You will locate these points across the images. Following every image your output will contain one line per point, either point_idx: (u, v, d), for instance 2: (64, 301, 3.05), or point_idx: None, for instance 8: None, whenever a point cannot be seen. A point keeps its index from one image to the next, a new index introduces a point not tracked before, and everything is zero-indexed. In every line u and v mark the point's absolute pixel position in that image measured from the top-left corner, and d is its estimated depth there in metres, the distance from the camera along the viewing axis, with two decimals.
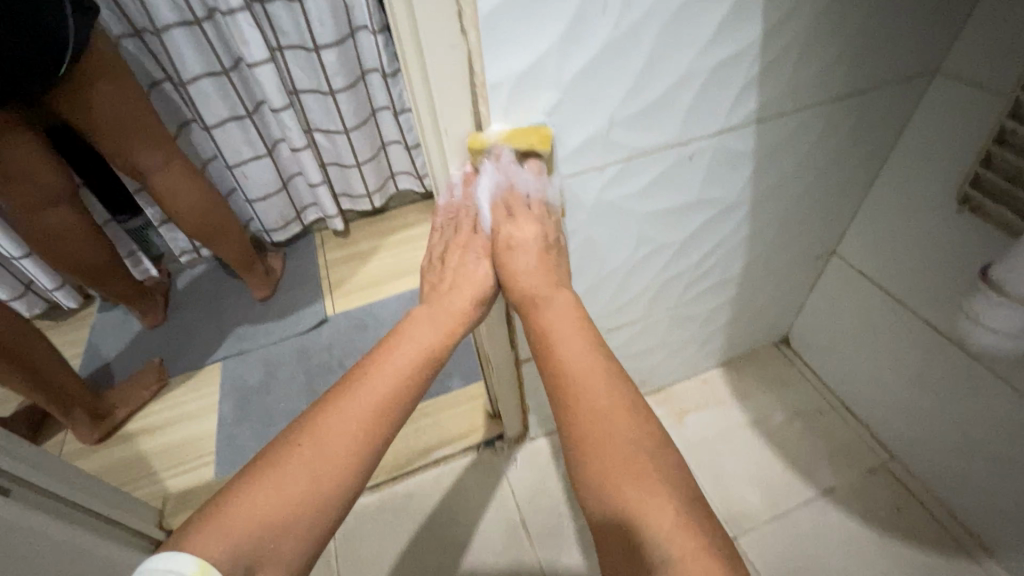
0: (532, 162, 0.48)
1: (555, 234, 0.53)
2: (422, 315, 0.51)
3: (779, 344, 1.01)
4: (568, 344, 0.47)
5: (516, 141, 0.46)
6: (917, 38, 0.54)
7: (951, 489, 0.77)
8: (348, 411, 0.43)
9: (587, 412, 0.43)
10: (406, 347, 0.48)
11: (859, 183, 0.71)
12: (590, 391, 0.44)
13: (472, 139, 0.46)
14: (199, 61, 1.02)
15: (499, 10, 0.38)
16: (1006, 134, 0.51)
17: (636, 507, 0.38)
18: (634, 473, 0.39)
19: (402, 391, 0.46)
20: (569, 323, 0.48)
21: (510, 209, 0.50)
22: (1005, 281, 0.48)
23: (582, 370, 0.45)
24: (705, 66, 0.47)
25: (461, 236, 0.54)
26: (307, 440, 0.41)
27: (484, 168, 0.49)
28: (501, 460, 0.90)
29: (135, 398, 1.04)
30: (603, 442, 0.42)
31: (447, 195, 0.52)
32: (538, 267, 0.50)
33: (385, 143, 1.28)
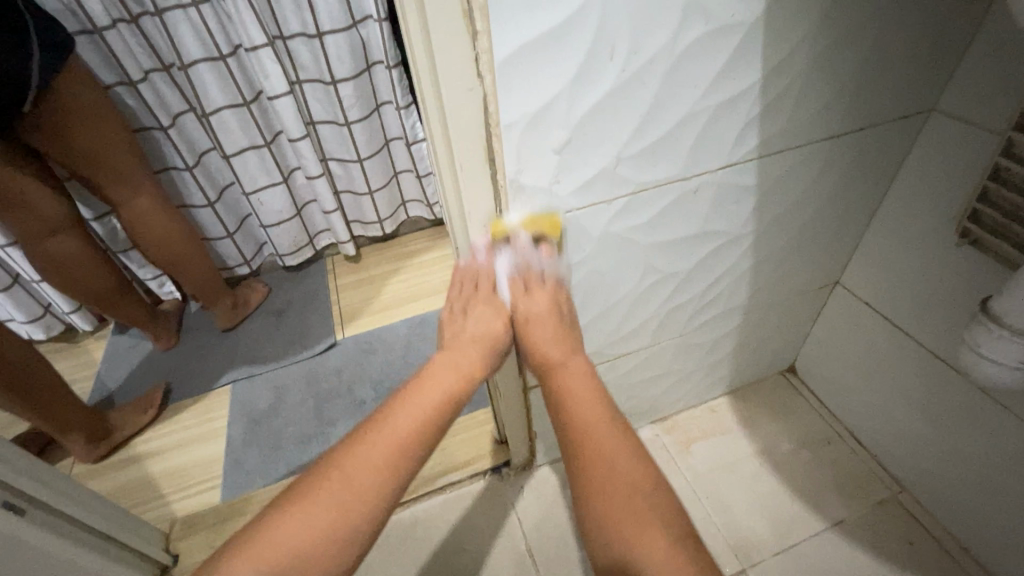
0: (545, 246, 0.54)
1: (568, 306, 0.57)
2: (443, 360, 0.52)
3: (785, 373, 1.01)
4: (586, 405, 0.49)
5: (531, 226, 0.52)
6: (912, 79, 0.56)
7: (963, 523, 0.75)
8: (372, 449, 0.44)
9: (604, 470, 0.46)
10: (428, 391, 0.49)
11: (860, 216, 0.72)
12: (608, 449, 0.47)
13: (495, 224, 0.52)
14: (222, 95, 1.06)
15: (515, 57, 0.41)
16: (1001, 171, 0.52)
17: (653, 558, 0.40)
18: (646, 526, 0.42)
19: (426, 432, 0.47)
20: (585, 389, 0.51)
21: (527, 284, 0.54)
22: (1005, 313, 0.49)
23: (596, 430, 0.48)
24: (708, 107, 0.50)
25: (478, 293, 0.56)
26: (333, 478, 0.43)
27: (506, 246, 0.54)
28: (507, 488, 0.89)
29: (134, 418, 1.05)
30: (619, 494, 0.44)
31: (468, 258, 0.56)
32: (554, 337, 0.53)
33: (396, 172, 1.32)
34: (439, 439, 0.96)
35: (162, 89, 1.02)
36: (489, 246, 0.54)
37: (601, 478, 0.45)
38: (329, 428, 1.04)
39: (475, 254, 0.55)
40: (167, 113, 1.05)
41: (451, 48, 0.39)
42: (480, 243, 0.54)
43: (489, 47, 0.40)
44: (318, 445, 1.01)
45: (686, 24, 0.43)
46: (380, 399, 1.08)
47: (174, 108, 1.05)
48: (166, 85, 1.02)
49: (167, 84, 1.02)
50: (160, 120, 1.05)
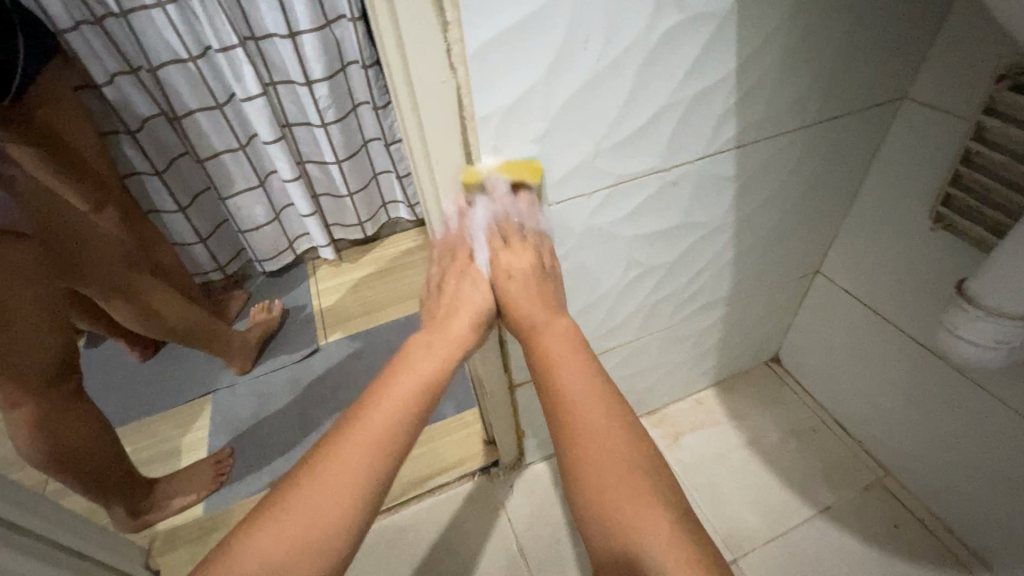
0: (523, 193, 0.50)
1: (547, 264, 0.53)
2: (421, 344, 0.50)
3: (770, 363, 1.02)
4: (565, 369, 0.47)
5: (507, 172, 0.48)
6: (884, 68, 0.57)
7: (946, 504, 0.77)
8: (348, 445, 0.42)
9: (589, 436, 0.43)
10: (405, 376, 0.47)
11: (839, 205, 0.73)
12: (589, 411, 0.44)
13: (467, 173, 0.48)
14: (193, 97, 1.04)
15: (488, 46, 0.40)
16: (972, 155, 0.53)
17: (645, 533, 0.38)
18: (631, 490, 0.41)
19: (405, 423, 0.44)
20: (567, 352, 0.48)
21: (505, 237, 0.52)
22: (980, 294, 0.50)
23: (580, 394, 0.45)
24: (685, 97, 0.50)
25: (458, 259, 0.55)
26: (308, 477, 0.41)
27: (479, 198, 0.50)
28: (497, 488, 0.89)
29: (187, 493, 0.91)
30: (601, 459, 0.42)
31: (443, 225, 0.53)
32: (532, 300, 0.51)
33: (376, 173, 1.31)
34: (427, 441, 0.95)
35: (130, 92, 1.00)
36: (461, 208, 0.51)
37: (582, 441, 0.43)
38: (315, 435, 1.02)
39: (448, 218, 0.52)
40: (134, 117, 1.02)
41: (421, 39, 0.39)
42: (450, 205, 0.51)
43: (461, 38, 0.39)
44: (303, 452, 0.99)
45: (659, 12, 0.43)
46: None
47: (143, 113, 1.03)
48: (134, 88, 1.00)
49: (135, 88, 1.00)
50: (127, 124, 1.02)
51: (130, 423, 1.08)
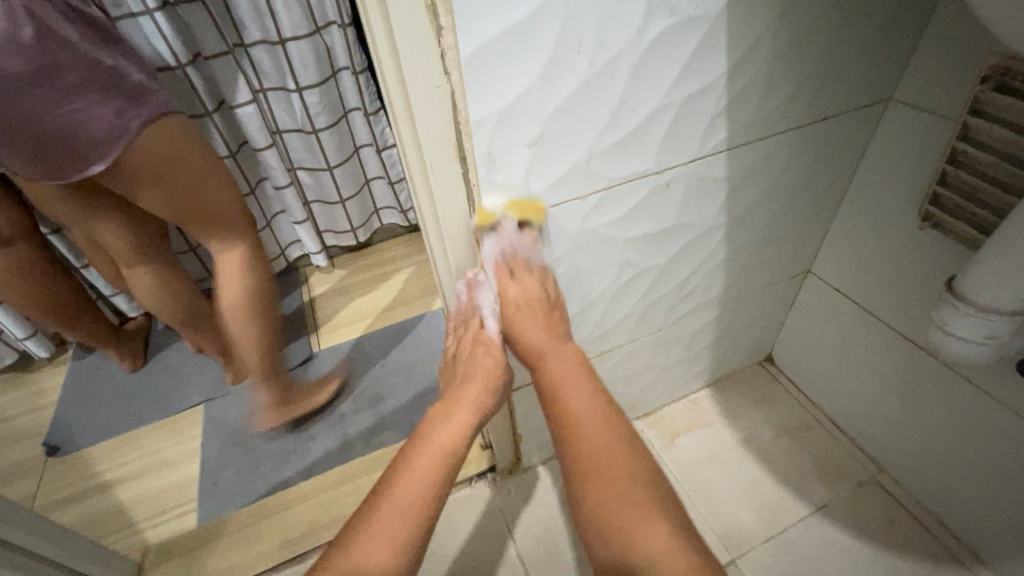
0: (529, 231, 0.53)
1: (552, 295, 0.55)
2: (439, 411, 0.52)
3: (763, 363, 1.03)
4: (571, 399, 0.49)
5: (514, 210, 0.51)
6: (870, 70, 0.58)
7: (939, 499, 0.78)
8: (376, 527, 0.43)
9: (592, 455, 0.46)
10: (429, 446, 0.48)
11: (828, 205, 0.74)
12: (596, 436, 0.46)
13: (479, 214, 0.51)
14: (183, 106, 1.03)
15: (482, 52, 0.40)
16: (958, 154, 0.54)
17: (647, 543, 0.40)
18: (636, 508, 0.42)
19: (430, 493, 0.45)
20: (574, 382, 0.50)
21: (512, 270, 0.54)
22: (969, 291, 0.50)
23: (582, 413, 0.48)
24: (676, 99, 0.50)
25: (471, 326, 0.58)
26: (337, 566, 0.41)
27: (490, 234, 0.53)
28: (495, 493, 0.88)
29: (317, 394, 1.05)
30: (607, 481, 0.44)
31: (456, 299, 0.59)
32: (540, 326, 0.53)
33: (367, 179, 1.30)
34: None
35: None
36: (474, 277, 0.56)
37: (589, 465, 0.45)
38: (309, 443, 1.01)
39: (462, 292, 0.58)
40: None
41: (416, 46, 0.39)
42: (463, 286, 0.57)
43: (455, 44, 0.39)
44: (298, 461, 0.98)
45: (650, 17, 0.43)
46: (361, 409, 1.06)
47: None
48: None
49: None
50: None
51: (119, 435, 1.06)
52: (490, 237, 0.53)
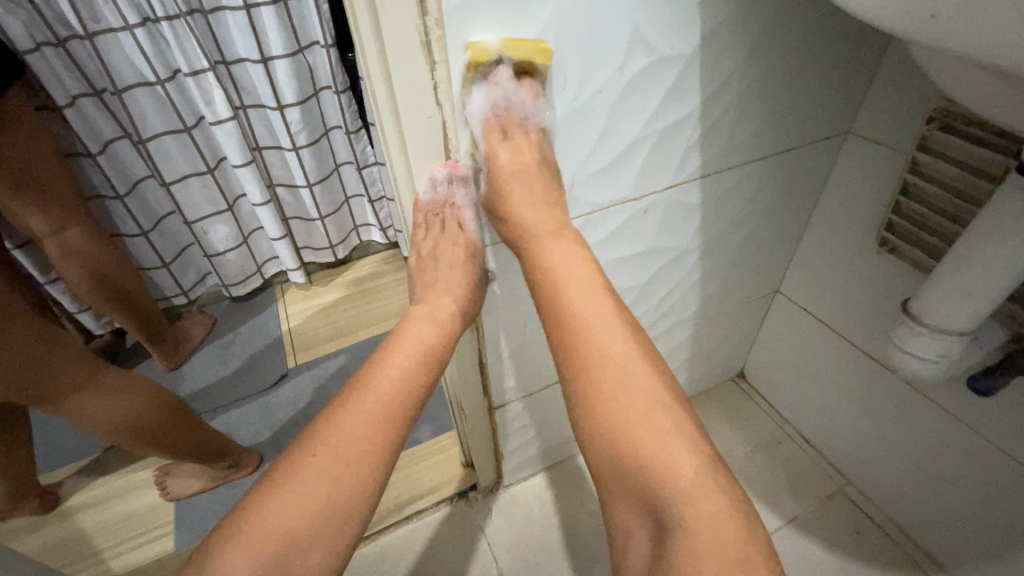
0: (529, 82, 0.44)
1: (545, 161, 0.48)
2: (421, 313, 0.51)
3: (736, 378, 1.06)
4: (576, 294, 0.44)
5: (516, 51, 0.41)
6: (828, 110, 0.63)
7: (901, 509, 0.81)
8: (358, 411, 0.43)
9: (606, 362, 0.42)
10: (410, 344, 0.48)
11: (794, 230, 0.78)
12: (603, 337, 0.43)
13: (474, 50, 0.40)
14: (160, 121, 1.03)
15: (473, 84, 0.42)
16: (909, 187, 0.59)
17: (668, 468, 0.38)
18: (656, 432, 0.39)
19: (411, 386, 0.45)
20: (577, 285, 0.45)
21: (504, 129, 0.47)
22: (923, 312, 0.54)
23: (587, 316, 0.43)
24: (654, 132, 0.53)
25: (447, 238, 0.53)
26: (321, 448, 0.41)
27: (490, 75, 0.43)
28: (476, 513, 0.88)
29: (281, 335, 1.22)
30: (623, 398, 0.40)
31: (428, 194, 0.50)
32: (533, 201, 0.48)
33: (347, 197, 1.31)
34: (403, 467, 0.94)
35: (93, 115, 0.98)
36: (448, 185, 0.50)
37: (600, 381, 0.41)
38: None
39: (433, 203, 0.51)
40: (98, 140, 1.00)
41: (410, 75, 0.41)
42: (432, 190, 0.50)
43: (447, 76, 0.41)
44: None
45: (631, 55, 0.46)
46: None
47: (106, 135, 1.01)
48: (98, 111, 0.98)
49: (99, 110, 0.98)
50: (88, 146, 0.99)
51: (84, 458, 1.02)
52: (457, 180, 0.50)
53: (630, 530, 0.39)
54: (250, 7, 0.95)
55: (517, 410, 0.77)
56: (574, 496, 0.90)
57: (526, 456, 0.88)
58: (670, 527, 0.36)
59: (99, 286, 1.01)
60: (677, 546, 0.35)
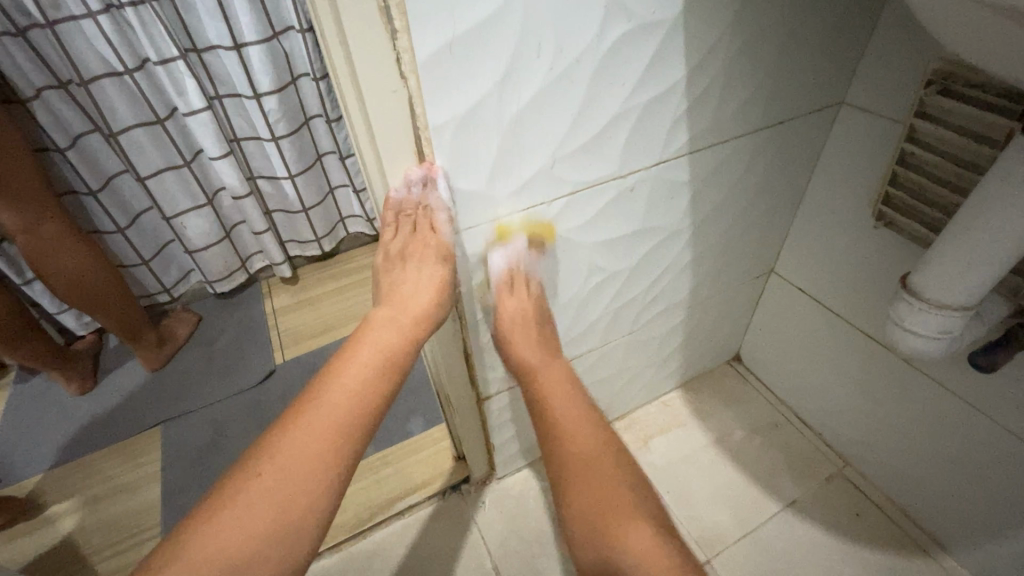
0: (536, 249, 0.57)
1: (539, 306, 0.60)
2: (383, 318, 0.49)
3: (731, 361, 1.04)
4: (558, 405, 0.53)
5: (528, 229, 0.54)
6: (822, 78, 0.60)
7: (901, 489, 0.80)
8: (311, 424, 0.41)
9: (580, 456, 0.49)
10: (369, 352, 0.46)
11: (788, 207, 0.76)
12: (573, 434, 0.51)
13: (499, 229, 0.53)
14: (131, 113, 0.99)
15: (438, 55, 0.39)
16: (907, 156, 0.56)
17: (625, 537, 0.43)
18: (617, 508, 0.45)
19: (369, 396, 0.44)
20: (559, 394, 0.55)
21: (513, 285, 0.58)
22: (922, 287, 0.52)
23: (566, 415, 0.52)
24: (638, 104, 0.50)
25: (519, 292, 0.58)
26: (270, 465, 0.39)
27: (509, 248, 0.55)
28: (469, 506, 0.86)
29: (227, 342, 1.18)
30: (591, 479, 0.48)
31: (402, 193, 0.49)
32: (533, 343, 0.58)
33: (331, 188, 1.27)
34: (394, 461, 0.92)
35: (61, 108, 0.94)
36: (515, 250, 0.56)
37: (574, 462, 0.49)
38: None
39: (507, 262, 0.56)
40: (66, 134, 0.96)
41: (369, 44, 0.38)
42: (505, 254, 0.56)
43: (410, 46, 0.38)
44: None
45: (609, 22, 0.43)
46: None
47: (75, 128, 0.96)
48: (65, 104, 0.94)
49: (66, 103, 0.94)
50: (57, 141, 0.95)
51: (68, 462, 0.99)
52: (521, 246, 0.56)
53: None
54: None
55: (507, 401, 0.75)
56: None
57: (519, 447, 0.86)
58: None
59: (75, 283, 0.98)
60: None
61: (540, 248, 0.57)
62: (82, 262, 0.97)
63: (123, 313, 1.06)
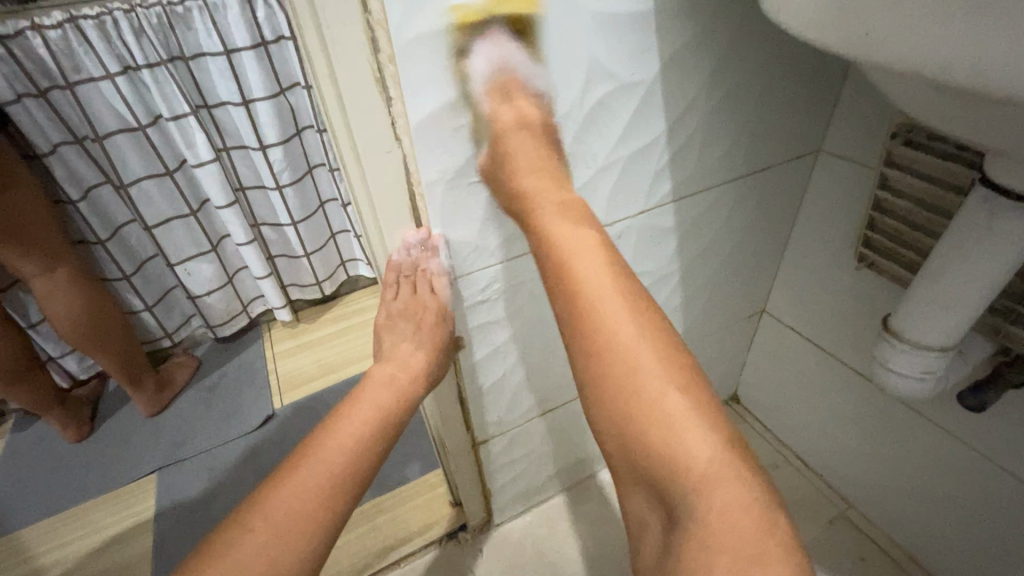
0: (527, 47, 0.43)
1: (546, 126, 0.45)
2: (381, 377, 0.51)
3: (729, 402, 1.04)
4: (586, 268, 0.37)
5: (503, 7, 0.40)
6: (795, 132, 0.64)
7: (906, 532, 0.78)
8: (303, 482, 0.42)
9: (628, 360, 0.34)
10: (365, 411, 0.48)
11: (774, 250, 0.78)
12: (618, 322, 0.35)
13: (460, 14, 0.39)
14: (141, 166, 1.03)
15: (428, 118, 0.42)
16: (881, 202, 0.59)
17: (680, 469, 0.32)
18: (664, 422, 0.33)
19: (363, 456, 0.45)
20: (587, 258, 0.38)
21: (507, 91, 0.43)
22: (902, 328, 0.53)
23: (590, 293, 0.36)
24: (620, 157, 0.53)
25: (517, 104, 0.44)
26: (262, 522, 0.39)
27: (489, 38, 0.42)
28: (465, 554, 0.84)
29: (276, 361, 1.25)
30: (634, 378, 0.34)
31: (401, 254, 0.51)
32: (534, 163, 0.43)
33: (332, 234, 1.31)
34: (390, 509, 0.90)
35: (74, 162, 0.97)
36: (500, 48, 0.42)
37: (610, 364, 0.35)
38: None
39: (494, 68, 0.42)
40: (79, 187, 0.99)
41: (365, 113, 0.41)
42: (489, 56, 0.42)
43: (403, 112, 0.42)
44: None
45: (590, 84, 0.47)
46: None
47: (88, 181, 1.00)
48: (79, 158, 0.97)
49: (81, 158, 0.98)
50: (69, 194, 0.98)
51: (58, 513, 0.98)
52: (503, 39, 0.42)
53: (643, 515, 0.35)
54: (231, 52, 0.97)
55: (503, 444, 0.75)
56: (569, 533, 0.86)
57: (516, 492, 0.85)
58: (680, 514, 0.32)
59: (82, 325, 0.99)
60: (684, 546, 0.30)
61: (532, 56, 0.43)
62: (89, 304, 0.99)
63: (129, 351, 1.07)
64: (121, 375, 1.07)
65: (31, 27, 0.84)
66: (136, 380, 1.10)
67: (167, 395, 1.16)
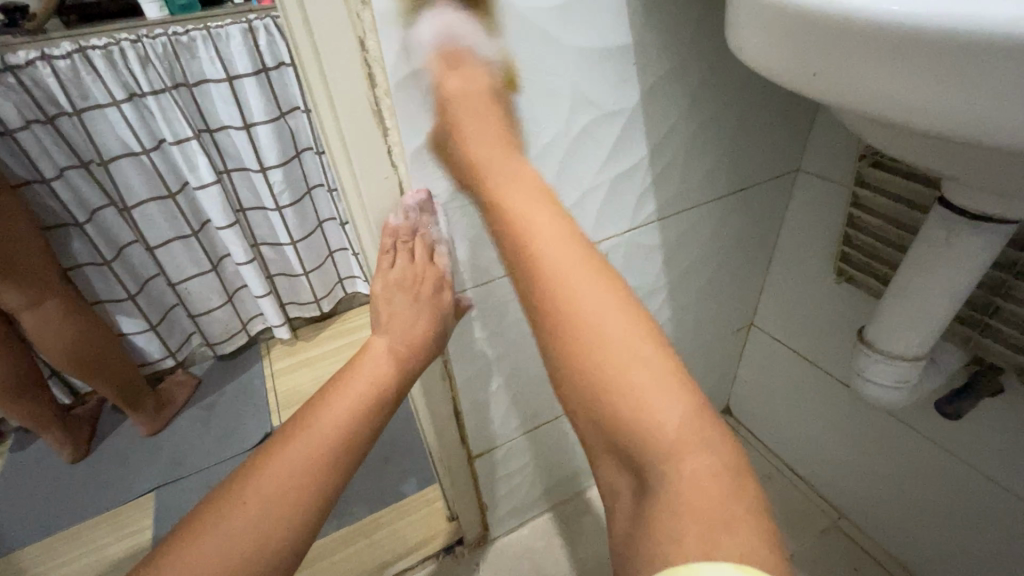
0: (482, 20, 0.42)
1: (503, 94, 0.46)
2: (377, 350, 0.50)
3: (722, 414, 1.06)
4: (553, 253, 0.38)
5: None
6: (774, 152, 0.67)
7: (896, 540, 0.79)
8: (295, 456, 0.43)
9: (596, 335, 0.35)
10: (359, 384, 0.48)
11: (760, 264, 0.80)
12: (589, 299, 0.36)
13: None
14: (144, 188, 1.05)
15: (422, 146, 0.46)
16: (856, 219, 0.62)
17: (655, 436, 0.32)
18: (630, 388, 0.34)
19: (355, 430, 0.45)
20: (562, 239, 0.39)
21: (454, 61, 0.43)
22: (877, 339, 0.55)
23: (557, 262, 0.38)
24: (605, 181, 0.56)
25: (466, 72, 0.44)
26: (252, 495, 0.40)
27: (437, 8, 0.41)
28: (462, 568, 0.85)
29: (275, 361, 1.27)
30: (606, 347, 0.35)
31: (400, 219, 0.49)
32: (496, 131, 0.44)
33: (331, 252, 1.34)
34: (388, 524, 0.91)
35: (80, 185, 1.00)
36: (443, 21, 0.42)
37: (584, 338, 0.36)
38: None
39: (438, 39, 0.42)
40: (84, 210, 1.02)
41: (364, 142, 0.45)
42: (433, 26, 0.41)
43: (399, 141, 0.45)
44: None
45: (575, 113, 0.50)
46: None
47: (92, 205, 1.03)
48: (84, 182, 1.00)
49: (86, 182, 1.00)
50: (75, 216, 1.01)
51: (57, 533, 0.98)
52: (450, 9, 0.42)
53: (614, 482, 0.36)
54: (233, 79, 1.01)
55: (498, 457, 0.76)
56: (565, 546, 0.87)
57: (512, 505, 0.86)
58: (651, 479, 0.33)
59: (74, 353, 1.00)
60: (655, 510, 0.31)
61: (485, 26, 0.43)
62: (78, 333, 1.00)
63: (125, 373, 1.09)
64: (116, 397, 1.08)
65: (41, 58, 0.87)
66: (133, 400, 1.11)
67: (165, 414, 1.17)
